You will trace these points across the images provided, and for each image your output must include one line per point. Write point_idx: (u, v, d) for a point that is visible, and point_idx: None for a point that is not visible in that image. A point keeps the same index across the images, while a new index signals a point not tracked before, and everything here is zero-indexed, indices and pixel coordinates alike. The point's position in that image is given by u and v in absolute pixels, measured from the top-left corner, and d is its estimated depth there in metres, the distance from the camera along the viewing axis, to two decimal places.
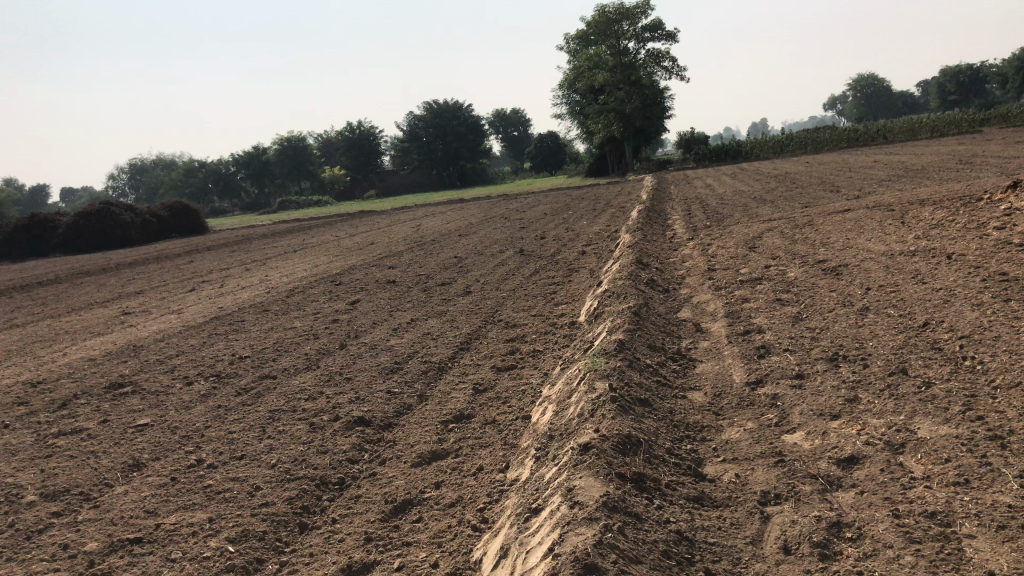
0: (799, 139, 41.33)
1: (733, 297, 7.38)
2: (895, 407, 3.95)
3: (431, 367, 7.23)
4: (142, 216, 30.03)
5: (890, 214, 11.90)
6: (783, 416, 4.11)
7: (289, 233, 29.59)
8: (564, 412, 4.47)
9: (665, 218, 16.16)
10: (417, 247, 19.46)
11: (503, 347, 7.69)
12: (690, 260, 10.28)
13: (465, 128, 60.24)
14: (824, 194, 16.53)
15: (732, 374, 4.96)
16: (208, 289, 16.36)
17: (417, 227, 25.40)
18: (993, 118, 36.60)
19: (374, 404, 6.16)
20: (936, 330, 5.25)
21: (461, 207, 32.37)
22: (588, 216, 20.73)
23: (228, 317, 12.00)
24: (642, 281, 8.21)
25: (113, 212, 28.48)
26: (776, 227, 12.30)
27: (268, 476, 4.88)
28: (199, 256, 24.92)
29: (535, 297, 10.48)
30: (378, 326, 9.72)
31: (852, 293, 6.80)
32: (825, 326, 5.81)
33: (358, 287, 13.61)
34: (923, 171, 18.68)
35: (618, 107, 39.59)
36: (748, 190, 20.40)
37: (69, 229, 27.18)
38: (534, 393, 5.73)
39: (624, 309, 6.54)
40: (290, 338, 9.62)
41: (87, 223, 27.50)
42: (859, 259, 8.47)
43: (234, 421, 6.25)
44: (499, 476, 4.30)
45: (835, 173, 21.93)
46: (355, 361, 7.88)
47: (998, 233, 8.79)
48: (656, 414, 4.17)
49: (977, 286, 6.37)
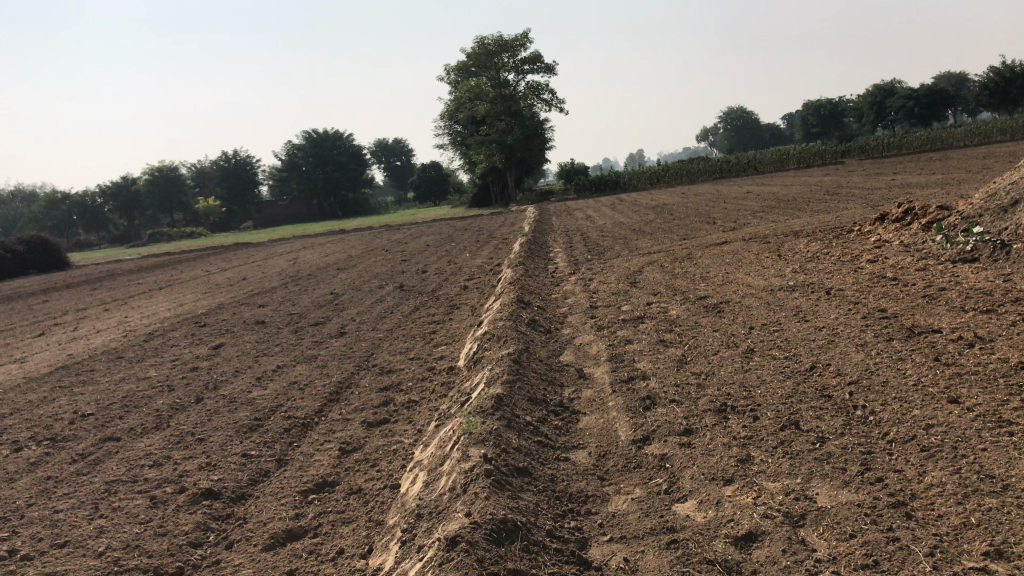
0: (675, 170, 42.45)
1: (616, 338, 7.10)
2: (791, 469, 3.65)
3: (295, 424, 6.63)
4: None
5: (766, 246, 12.01)
6: (672, 481, 3.75)
7: (156, 269, 28.05)
8: (434, 484, 4.00)
9: (547, 251, 15.95)
10: (292, 283, 18.63)
11: (376, 397, 7.17)
12: (571, 297, 10.02)
13: (346, 159, 59.16)
14: (702, 226, 16.72)
15: (616, 429, 4.61)
16: (60, 333, 15.10)
17: (293, 261, 24.47)
18: (853, 150, 38.56)
19: (227, 472, 5.52)
20: (824, 375, 5.05)
21: (341, 239, 31.55)
22: (470, 249, 20.38)
23: (76, 366, 10.98)
24: (522, 322, 7.85)
25: None
26: (657, 261, 12.23)
27: (91, 569, 4.17)
28: (54, 295, 23.17)
29: (412, 337, 10.00)
30: (242, 374, 9.01)
31: (735, 333, 6.62)
32: (712, 371, 5.55)
33: (224, 329, 12.76)
34: (794, 202, 19.18)
35: (500, 138, 39.74)
36: (627, 221, 20.49)
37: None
38: (404, 454, 5.23)
39: (502, 356, 6.14)
40: (142, 391, 8.78)
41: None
42: (739, 294, 8.38)
43: (62, 496, 5.47)
44: (360, 562, 3.77)
45: (711, 204, 22.32)
46: (211, 418, 7.18)
47: (871, 266, 8.89)
48: (535, 485, 3.74)
49: (859, 324, 6.28)
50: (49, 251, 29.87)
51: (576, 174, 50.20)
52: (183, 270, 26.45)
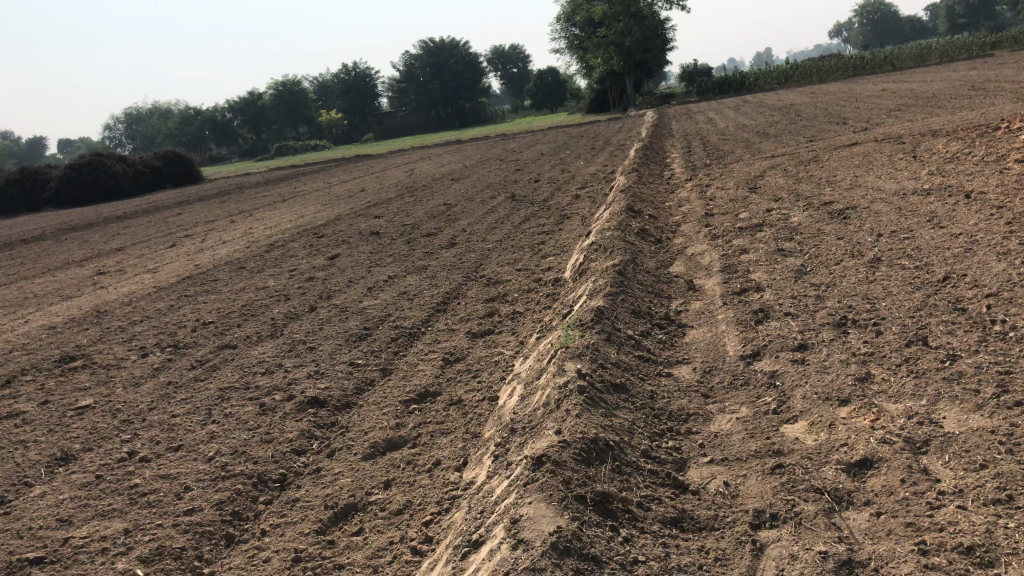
0: (804, 69, 40.19)
1: (731, 247, 6.72)
2: (916, 390, 3.33)
3: (401, 334, 6.65)
4: (134, 167, 29.23)
5: (901, 147, 11.13)
6: (782, 401, 3.49)
7: (280, 181, 28.84)
8: (530, 398, 3.88)
9: (663, 158, 15.37)
10: (408, 193, 18.75)
11: (481, 308, 7.10)
12: (685, 205, 9.59)
13: (462, 67, 58.74)
14: (830, 127, 15.72)
15: (724, 345, 4.35)
16: (189, 244, 15.75)
17: (410, 172, 24.62)
18: (1004, 41, 35.45)
19: (333, 380, 5.59)
20: (958, 287, 4.60)
21: (457, 149, 31.53)
22: (585, 156, 19.93)
23: (202, 277, 11.41)
24: (631, 231, 7.55)
25: (104, 163, 27.71)
26: (780, 165, 11.56)
27: (201, 473, 4.28)
28: (187, 208, 24.17)
29: (521, 247, 9.87)
30: (354, 284, 9.13)
31: (861, 241, 6.14)
32: (832, 282, 5.16)
33: (340, 240, 12.96)
34: (933, 100, 17.75)
35: (617, 40, 38.42)
36: (750, 124, 19.51)
37: (61, 181, 26.62)
38: (505, 366, 5.14)
39: (607, 266, 5.90)
40: (259, 301, 9.02)
41: (77, 175, 26.76)
42: (868, 199, 7.81)
43: (179, 401, 5.66)
44: (453, 476, 3.72)
45: (841, 104, 20.95)
46: (321, 328, 7.29)
47: (1019, 166, 8.11)
48: (633, 403, 3.56)
49: (1001, 230, 5.70)
50: (183, 165, 31.11)
51: (697, 76, 48.17)
52: (305, 183, 27.06)
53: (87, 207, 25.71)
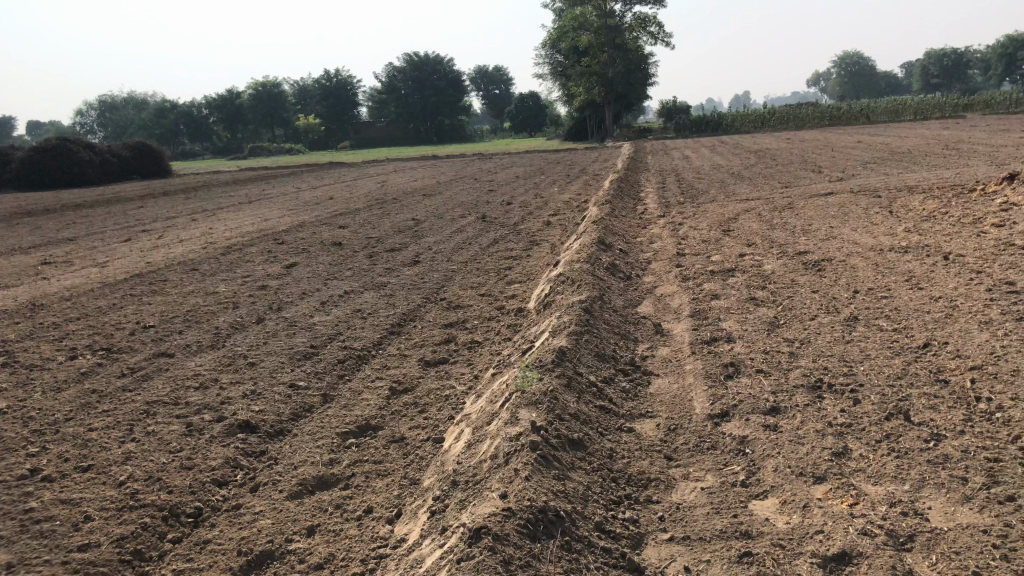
0: (782, 114, 40.52)
1: (702, 292, 6.44)
2: (899, 472, 3.03)
3: (349, 356, 6.27)
4: (101, 155, 28.52)
5: (877, 201, 11.01)
6: (751, 473, 3.18)
7: (249, 182, 28.28)
8: (477, 446, 3.53)
9: (638, 191, 15.16)
10: (377, 205, 18.37)
11: (437, 334, 6.75)
12: (657, 242, 9.33)
13: (444, 83, 58.58)
14: (806, 174, 15.64)
15: (692, 401, 4.03)
16: (145, 240, 15.21)
17: (382, 184, 24.24)
18: (977, 104, 35.98)
19: (271, 403, 5.19)
20: (940, 356, 4.34)
21: (432, 164, 31.21)
22: (559, 183, 19.72)
23: (152, 275, 10.92)
24: (600, 265, 7.25)
25: (68, 149, 26.97)
26: (754, 208, 11.38)
27: (107, 500, 3.87)
28: (150, 201, 23.53)
29: (486, 272, 9.54)
30: (307, 297, 8.73)
31: (837, 296, 5.89)
32: (807, 339, 4.88)
33: (300, 248, 12.54)
34: (908, 156, 17.80)
35: (600, 70, 38.49)
36: (726, 165, 19.44)
37: (23, 164, 25.84)
38: (455, 401, 4.78)
39: (573, 302, 5.58)
40: (206, 307, 8.58)
41: (41, 158, 26.00)
42: (844, 252, 7.59)
43: (99, 413, 5.22)
44: (384, 529, 3.36)
45: (816, 152, 20.99)
46: (266, 342, 6.88)
47: (996, 230, 7.96)
48: (589, 463, 3.22)
49: (982, 297, 5.48)
50: (151, 158, 30.42)
51: (676, 112, 48.43)
52: (273, 186, 26.54)
53: (46, 192, 24.94)
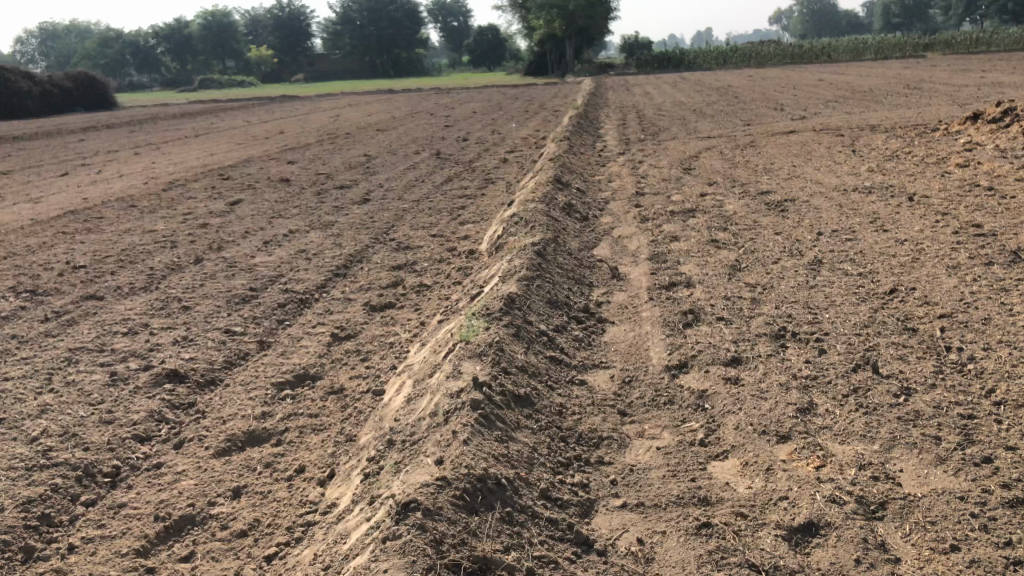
0: (743, 52, 40.12)
1: (660, 233, 6.19)
2: (868, 431, 2.83)
3: (291, 300, 5.94)
4: (42, 85, 27.28)
5: (839, 140, 10.80)
6: (711, 431, 2.95)
7: (198, 115, 27.31)
8: (417, 401, 3.26)
9: (597, 128, 14.80)
10: (329, 140, 17.78)
11: (385, 277, 6.44)
12: (616, 181, 9.04)
13: (402, 15, 57.01)
14: (768, 112, 15.38)
15: (648, 351, 3.80)
16: (85, 175, 14.55)
17: (335, 118, 23.53)
18: (937, 44, 35.88)
19: (203, 351, 4.86)
20: (907, 303, 4.15)
21: (388, 99, 30.40)
22: (517, 119, 19.25)
23: (89, 212, 10.39)
24: (556, 205, 6.95)
25: (7, 78, 25.72)
26: (715, 147, 11.11)
27: (15, 456, 3.53)
28: (92, 134, 22.58)
29: (439, 211, 9.20)
30: (251, 236, 8.32)
31: (800, 239, 5.68)
32: (769, 284, 4.66)
33: (247, 184, 12.03)
34: (869, 95, 17.61)
35: (561, 4, 37.63)
36: (686, 102, 19.10)
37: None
38: (399, 349, 4.50)
39: (526, 245, 5.30)
40: (143, 246, 8.14)
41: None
42: (807, 192, 7.39)
43: (15, 361, 4.84)
44: (315, 493, 3.09)
45: (778, 90, 20.70)
46: (203, 284, 6.50)
47: (960, 171, 7.80)
48: (536, 422, 2.97)
49: (949, 240, 5.29)
50: (96, 89, 29.20)
51: (637, 48, 47.69)
52: (223, 119, 25.65)
53: None
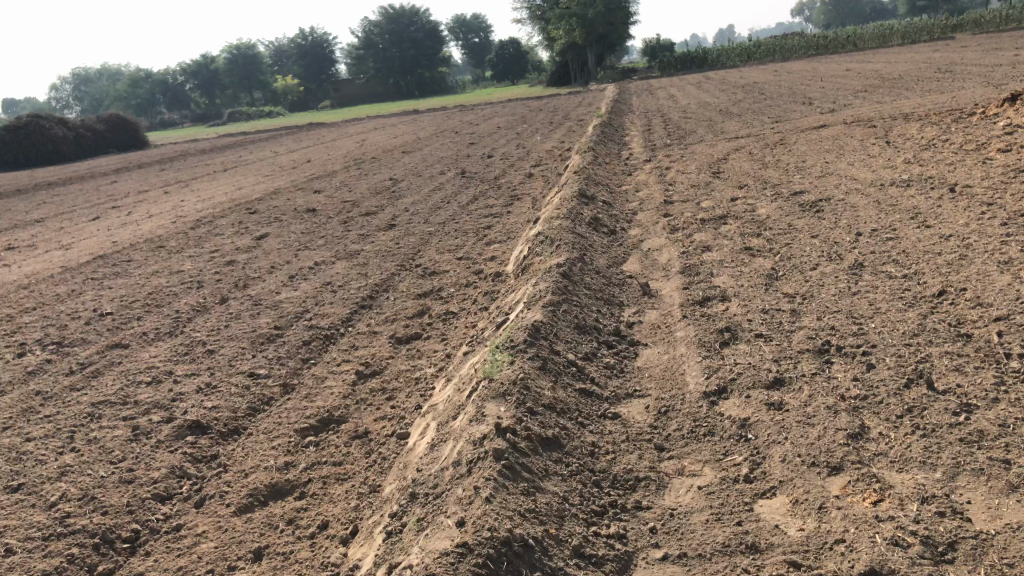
0: (767, 47, 39.60)
1: (691, 243, 5.96)
2: (928, 456, 2.59)
3: (316, 337, 5.81)
4: (75, 130, 27.76)
5: (872, 132, 10.47)
6: (755, 464, 2.74)
7: (227, 149, 27.57)
8: (441, 447, 3.09)
9: (622, 136, 14.59)
10: (355, 166, 17.78)
11: (410, 306, 6.29)
12: (643, 190, 8.82)
13: (423, 35, 57.26)
14: (796, 107, 15.04)
15: (683, 376, 3.58)
16: (116, 217, 14.67)
17: (361, 143, 23.59)
18: (966, 24, 35.07)
19: (226, 399, 4.74)
20: (959, 306, 3.88)
21: (413, 119, 30.47)
22: (541, 132, 19.10)
23: (118, 256, 10.41)
24: (582, 220, 6.76)
25: (41, 125, 26.16)
26: (743, 147, 10.84)
27: (32, 525, 3.41)
28: (124, 175, 22.85)
29: (465, 232, 9.05)
30: (277, 271, 8.24)
31: (839, 241, 5.41)
32: (809, 293, 4.42)
33: (273, 217, 12.01)
34: (899, 82, 17.17)
35: (580, 12, 37.48)
36: (712, 102, 18.81)
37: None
38: (425, 386, 4.34)
39: (551, 266, 5.11)
40: (169, 288, 8.09)
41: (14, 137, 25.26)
42: (842, 189, 7.11)
43: (39, 419, 4.75)
44: (338, 553, 2.92)
45: (805, 84, 20.30)
46: (228, 325, 6.41)
47: (1002, 156, 7.47)
48: (566, 465, 2.78)
49: (998, 233, 5.00)
50: (128, 130, 29.65)
51: (659, 51, 47.36)
52: (251, 151, 25.87)
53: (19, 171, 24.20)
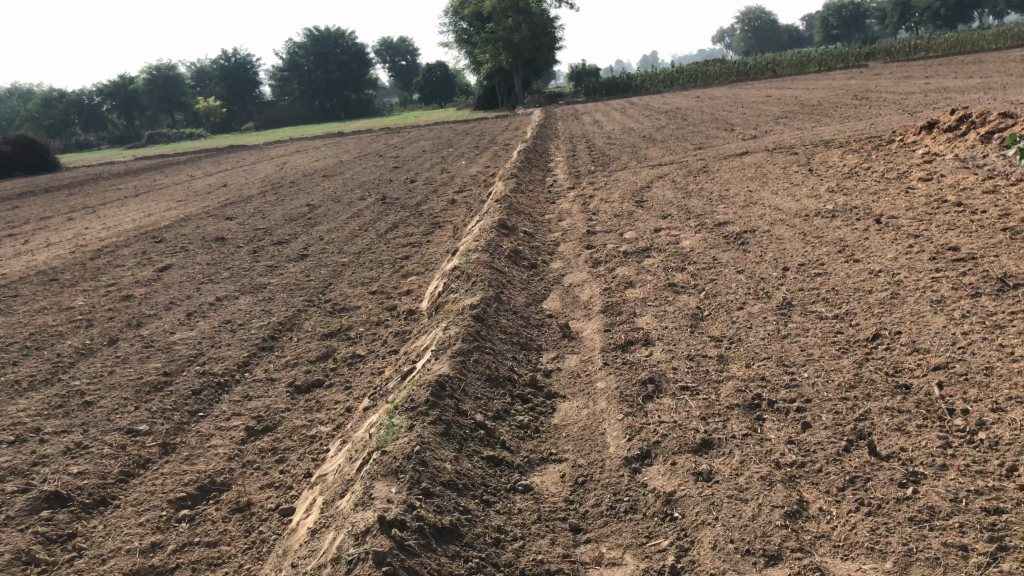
0: (689, 73, 40.13)
1: (614, 279, 5.64)
2: (875, 542, 2.27)
3: (208, 385, 5.29)
4: None
5: (794, 159, 10.40)
6: (682, 553, 2.37)
7: (141, 171, 26.56)
8: (323, 533, 2.65)
9: (546, 161, 14.34)
10: (273, 191, 17.16)
11: (315, 348, 5.82)
12: (566, 219, 8.52)
13: (349, 58, 56.61)
14: (718, 134, 15.03)
15: (604, 435, 3.22)
16: (11, 246, 13.77)
17: (281, 167, 22.95)
18: (878, 53, 36.03)
19: (96, 461, 4.21)
20: (894, 351, 3.61)
21: (337, 142, 29.89)
22: (466, 156, 18.78)
23: (7, 290, 9.65)
24: (500, 254, 6.39)
25: None
26: (667, 175, 10.66)
27: None
28: (28, 200, 21.69)
29: (381, 263, 8.62)
30: (175, 307, 7.66)
31: (766, 278, 5.15)
32: (737, 336, 4.12)
33: (181, 246, 11.35)
34: (818, 108, 17.37)
35: (505, 36, 37.45)
36: (636, 128, 18.76)
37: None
38: (320, 448, 3.89)
39: (463, 307, 4.72)
40: (56, 327, 7.44)
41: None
42: (767, 220, 6.91)
43: None
44: None
45: (726, 109, 20.45)
46: (112, 371, 5.83)
47: (924, 185, 7.37)
48: (464, 562, 2.38)
49: (927, 268, 4.79)
50: (38, 152, 28.28)
51: (584, 76, 47.70)
52: (166, 175, 24.90)
53: None
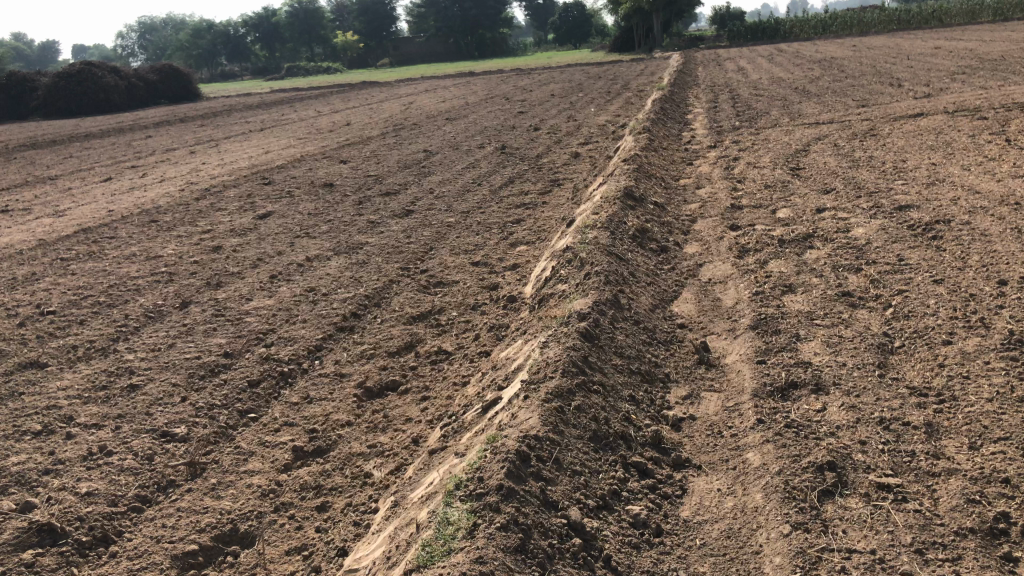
0: (844, 19, 37.01)
1: (767, 278, 4.48)
2: None
3: (268, 375, 4.47)
4: (127, 79, 26.64)
5: (983, 125, 8.76)
6: None
7: (272, 105, 26.46)
8: None
9: (684, 113, 12.99)
10: (393, 132, 16.45)
11: (397, 335, 4.93)
12: (705, 187, 7.30)
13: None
14: (883, 88, 13.25)
15: (759, 559, 2.17)
16: (129, 179, 13.52)
17: (407, 106, 22.27)
18: None
19: (110, 477, 3.43)
20: None
21: (466, 82, 29.01)
22: (596, 102, 17.53)
23: (106, 229, 9.23)
24: (623, 233, 5.29)
25: (95, 73, 25.21)
26: (826, 136, 9.21)
27: None
28: (161, 130, 21.78)
29: (491, 226, 7.69)
30: (262, 266, 6.95)
31: (975, 295, 3.89)
32: (950, 393, 2.95)
33: (287, 191, 10.73)
34: (1001, 64, 15.21)
35: None
36: (787, 78, 17.00)
37: (48, 91, 24.27)
38: (369, 513, 3.01)
39: (572, 313, 3.70)
40: (138, 280, 6.86)
41: (66, 84, 24.33)
42: (963, 206, 5.54)
43: None
44: None
45: (889, 61, 18.35)
46: (171, 345, 5.11)
47: None
48: None
49: None
50: (180, 81, 28.43)
51: (728, 20, 45.04)
52: (295, 110, 24.62)
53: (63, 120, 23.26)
